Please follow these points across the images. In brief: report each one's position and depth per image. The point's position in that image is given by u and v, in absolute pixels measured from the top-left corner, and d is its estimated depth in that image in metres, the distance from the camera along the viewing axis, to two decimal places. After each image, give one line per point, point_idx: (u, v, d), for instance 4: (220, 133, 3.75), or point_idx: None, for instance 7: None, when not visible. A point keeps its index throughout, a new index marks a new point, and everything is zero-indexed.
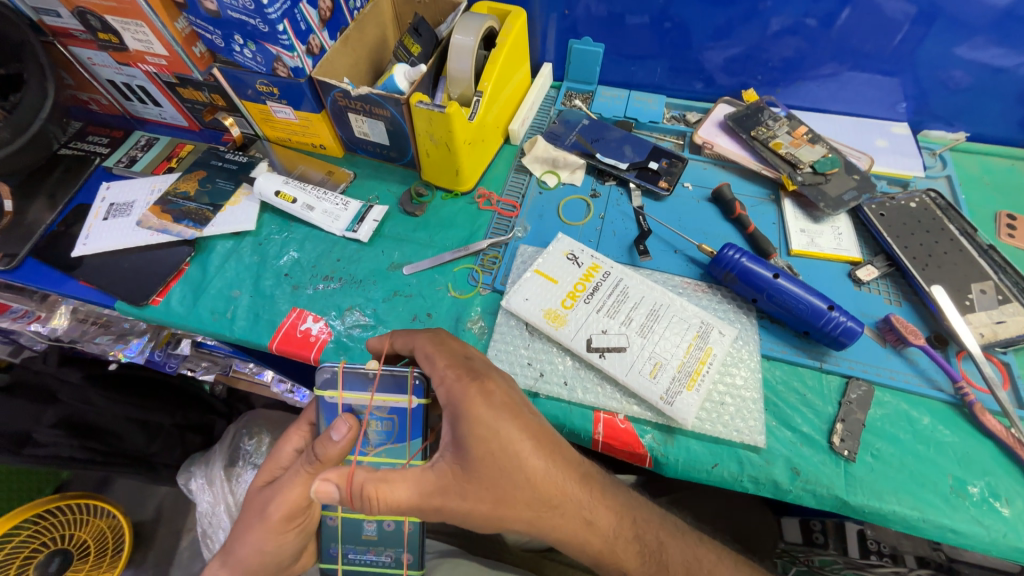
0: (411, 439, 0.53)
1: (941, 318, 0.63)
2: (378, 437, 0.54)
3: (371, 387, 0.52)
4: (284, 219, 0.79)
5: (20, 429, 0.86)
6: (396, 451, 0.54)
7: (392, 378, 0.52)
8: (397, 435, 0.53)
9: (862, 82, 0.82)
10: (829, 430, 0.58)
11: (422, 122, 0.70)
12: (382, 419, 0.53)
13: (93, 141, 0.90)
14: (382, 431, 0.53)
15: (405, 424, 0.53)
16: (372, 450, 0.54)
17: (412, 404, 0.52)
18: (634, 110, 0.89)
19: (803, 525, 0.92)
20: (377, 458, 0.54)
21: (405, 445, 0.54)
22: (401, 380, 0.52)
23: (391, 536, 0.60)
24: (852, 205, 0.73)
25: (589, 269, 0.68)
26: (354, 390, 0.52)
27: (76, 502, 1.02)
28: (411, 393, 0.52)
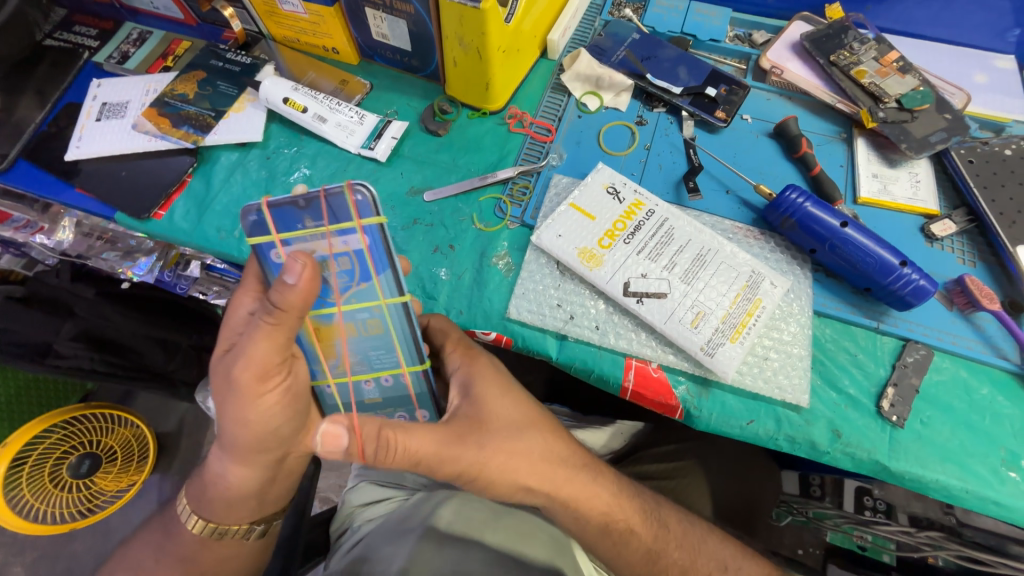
0: (378, 276, 0.41)
1: (1021, 280, 0.57)
2: (342, 282, 0.42)
3: (309, 216, 0.39)
4: (294, 132, 0.71)
5: (41, 340, 0.84)
6: (367, 294, 0.42)
7: (335, 201, 0.38)
8: (360, 273, 0.41)
9: (971, 1, 0.69)
10: (878, 393, 0.54)
11: (451, 21, 0.60)
12: (337, 259, 0.40)
13: (81, 32, 0.81)
14: (343, 273, 0.41)
15: (366, 256, 0.40)
16: (341, 299, 0.42)
17: (364, 230, 0.39)
18: (693, 25, 0.77)
19: (802, 479, 0.93)
20: (351, 307, 0.43)
21: (374, 284, 0.42)
22: (339, 199, 0.37)
23: None
24: (939, 149, 0.63)
25: (631, 205, 0.61)
26: (290, 227, 0.39)
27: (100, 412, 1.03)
28: (358, 215, 0.38)
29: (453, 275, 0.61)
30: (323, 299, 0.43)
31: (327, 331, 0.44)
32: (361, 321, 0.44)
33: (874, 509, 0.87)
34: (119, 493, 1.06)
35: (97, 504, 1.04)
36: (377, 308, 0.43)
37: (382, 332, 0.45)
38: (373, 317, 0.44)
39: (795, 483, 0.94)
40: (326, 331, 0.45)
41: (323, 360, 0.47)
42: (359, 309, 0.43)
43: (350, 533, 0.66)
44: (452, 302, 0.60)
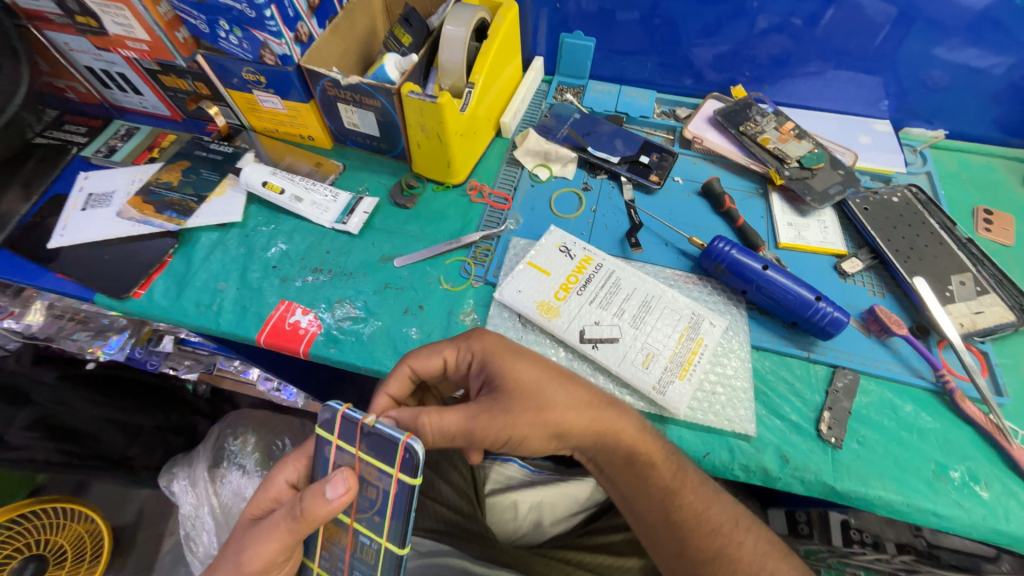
0: (392, 521, 0.47)
1: (923, 308, 0.65)
2: (363, 502, 0.48)
3: (362, 442, 0.47)
4: (272, 211, 0.77)
5: None
6: (376, 526, 0.48)
7: (385, 441, 0.46)
8: (380, 509, 0.47)
9: (846, 80, 0.84)
10: (817, 417, 0.59)
11: (413, 112, 0.69)
12: (368, 484, 0.47)
13: (71, 130, 0.87)
14: (369, 499, 0.48)
15: (390, 500, 0.46)
16: (357, 515, 0.49)
17: (398, 481, 0.45)
18: (625, 104, 0.90)
19: (789, 516, 0.98)
20: (361, 525, 0.49)
21: (387, 524, 0.47)
22: (391, 446, 0.45)
23: None
24: (838, 200, 0.74)
25: (581, 261, 0.68)
26: (348, 439, 0.48)
27: (52, 506, 1.00)
28: (399, 467, 0.45)
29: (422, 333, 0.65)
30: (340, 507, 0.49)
31: (333, 529, 0.51)
32: (361, 541, 0.49)
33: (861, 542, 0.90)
34: None
35: None
36: (378, 542, 0.48)
37: (372, 564, 0.49)
38: (371, 548, 0.48)
39: (782, 521, 0.98)
40: (332, 529, 0.51)
41: (319, 548, 0.52)
42: (365, 532, 0.49)
43: None
44: None
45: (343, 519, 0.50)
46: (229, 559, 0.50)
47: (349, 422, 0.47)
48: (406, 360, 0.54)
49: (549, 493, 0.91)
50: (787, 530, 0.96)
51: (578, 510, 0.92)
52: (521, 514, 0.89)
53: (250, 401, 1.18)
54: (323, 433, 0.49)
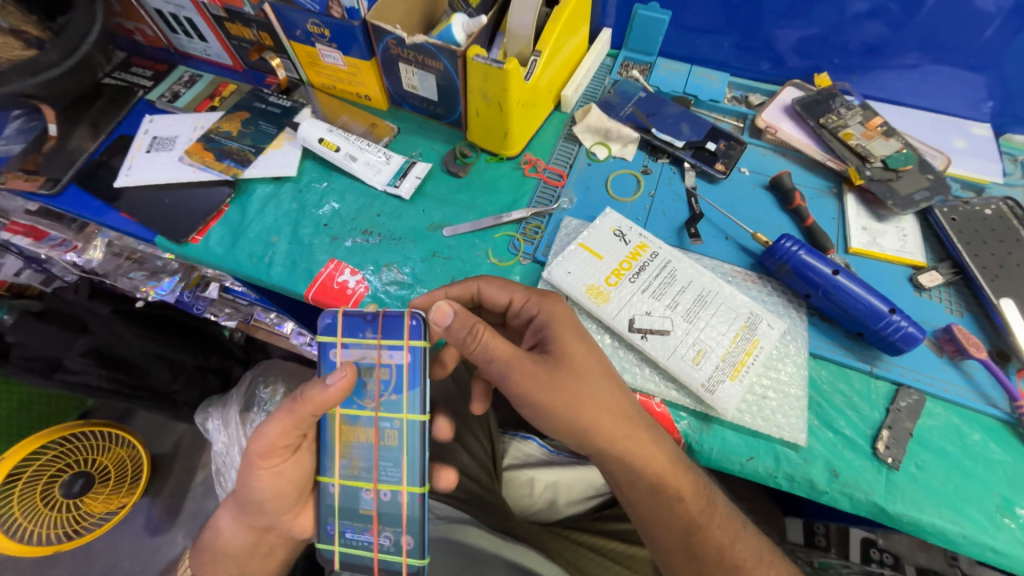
0: (410, 391, 0.49)
1: (1007, 333, 0.60)
2: (379, 389, 0.50)
3: (373, 330, 0.50)
4: (325, 168, 0.77)
5: (51, 354, 0.89)
6: (396, 405, 0.49)
7: (392, 321, 0.49)
8: (395, 386, 0.49)
9: (946, 76, 0.76)
10: (874, 436, 0.56)
11: (477, 77, 0.67)
12: (381, 366, 0.50)
13: (137, 72, 0.89)
14: (382, 382, 0.50)
15: (403, 370, 0.49)
16: (375, 405, 0.50)
17: (410, 349, 0.49)
18: (694, 86, 0.84)
19: (807, 527, 0.95)
20: (381, 412, 0.50)
21: (404, 399, 0.49)
22: (400, 324, 0.49)
23: (389, 511, 0.50)
24: (923, 206, 0.68)
25: (636, 247, 0.65)
26: (354, 332, 0.50)
27: (97, 430, 1.06)
28: (409, 336, 0.49)
29: None
30: (357, 401, 0.50)
31: (350, 429, 0.51)
32: (383, 429, 0.50)
33: (880, 562, 0.85)
34: (106, 516, 1.08)
35: (82, 526, 1.06)
36: (399, 421, 0.49)
37: (397, 446, 0.49)
38: (394, 429, 0.49)
39: (800, 532, 0.95)
40: (349, 429, 0.51)
41: (337, 455, 0.51)
42: (386, 418, 0.50)
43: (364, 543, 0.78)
44: None
45: (360, 415, 0.50)
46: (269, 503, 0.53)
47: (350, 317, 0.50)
48: (479, 280, 0.57)
49: (566, 475, 0.89)
50: (803, 540, 0.93)
51: (593, 495, 0.92)
52: (537, 492, 0.88)
53: (286, 354, 1.21)
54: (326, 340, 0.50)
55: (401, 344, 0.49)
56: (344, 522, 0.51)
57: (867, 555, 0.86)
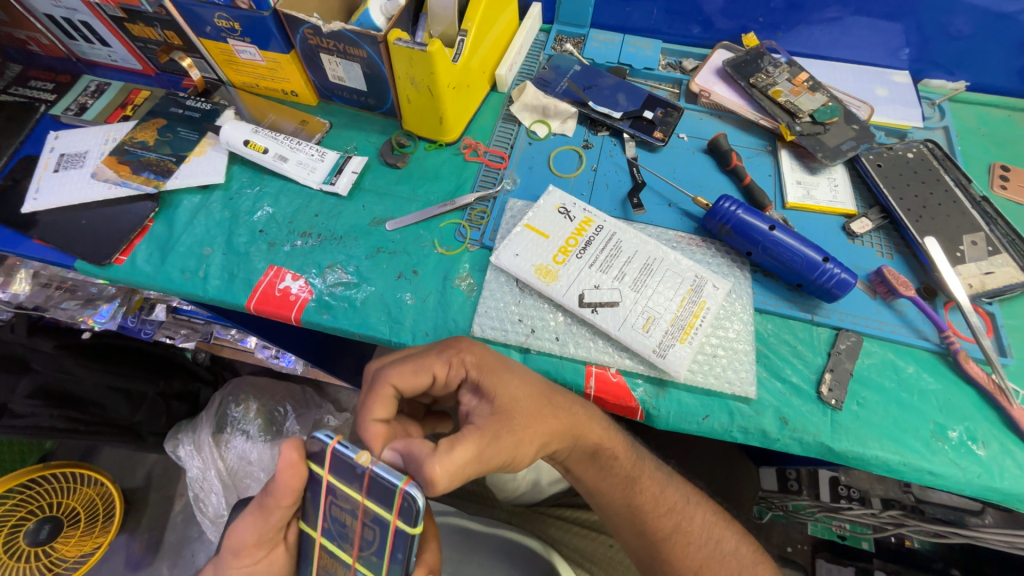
0: (390, 560, 0.43)
1: (932, 269, 0.63)
2: (359, 541, 0.45)
3: (358, 481, 0.43)
4: (256, 172, 0.73)
5: None
6: (372, 567, 0.44)
7: (380, 486, 0.41)
8: (376, 549, 0.44)
9: (864, 27, 0.78)
10: (818, 380, 0.58)
11: (402, 63, 0.64)
12: (365, 526, 0.44)
13: (37, 86, 0.82)
14: (366, 537, 0.44)
15: (385, 543, 0.42)
16: (355, 554, 0.46)
17: (394, 524, 0.41)
18: (629, 55, 0.84)
19: (779, 473, 1.00)
20: (358, 566, 0.46)
21: (384, 563, 0.44)
22: (386, 495, 0.41)
23: None
24: (850, 156, 0.71)
25: (581, 222, 0.65)
26: (341, 474, 0.44)
27: (65, 471, 1.01)
28: (396, 511, 0.41)
29: (417, 299, 0.63)
30: (337, 539, 0.47)
31: (328, 558, 0.48)
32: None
33: (848, 498, 0.91)
34: (82, 557, 1.01)
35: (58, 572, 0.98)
36: None
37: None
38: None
39: (773, 479, 1.01)
40: (326, 560, 0.48)
41: (313, 574, 0.50)
42: (364, 572, 0.45)
43: None
44: (417, 324, 0.62)
45: (340, 553, 0.47)
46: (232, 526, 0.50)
47: (342, 456, 0.43)
48: (389, 380, 0.50)
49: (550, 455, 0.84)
50: (778, 487, 0.99)
51: None
52: (520, 476, 0.82)
53: (252, 369, 1.18)
54: (318, 469, 0.46)
55: (386, 515, 0.41)
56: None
57: (837, 492, 0.93)
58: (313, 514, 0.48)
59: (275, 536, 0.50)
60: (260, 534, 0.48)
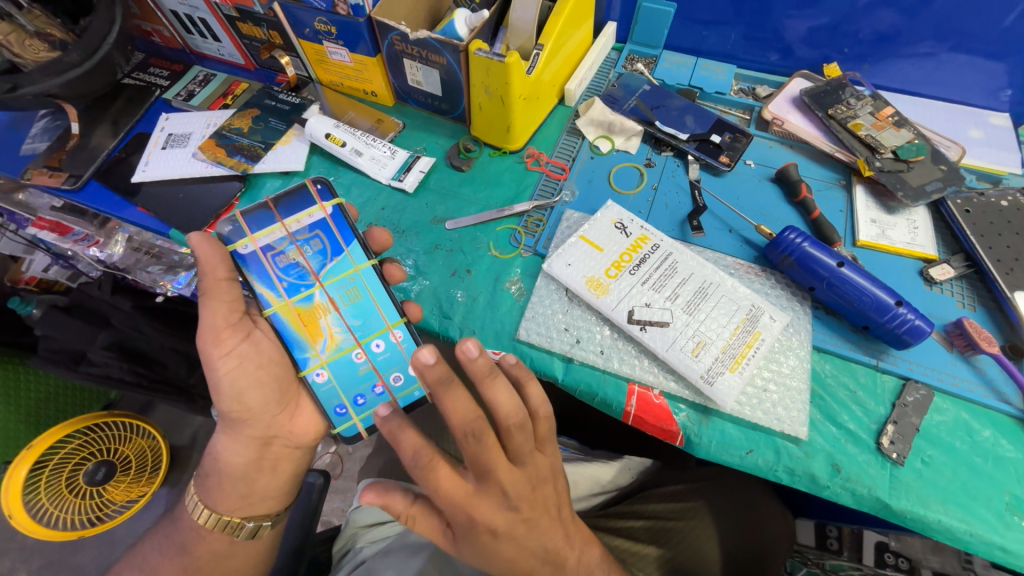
0: (346, 246, 0.56)
1: (1021, 328, 0.58)
2: (315, 265, 0.55)
3: (279, 213, 0.54)
4: (332, 163, 0.79)
5: (78, 347, 0.92)
6: (339, 266, 0.56)
7: (296, 198, 0.54)
8: (331, 251, 0.56)
9: (961, 64, 0.74)
10: (878, 430, 0.55)
11: (479, 72, 0.67)
12: (311, 241, 0.55)
13: (154, 73, 0.92)
14: (316, 253, 0.55)
15: (334, 238, 0.56)
16: (320, 277, 0.56)
17: (326, 212, 0.55)
18: (700, 78, 0.84)
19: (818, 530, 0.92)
20: (329, 283, 0.56)
21: (344, 252, 0.56)
22: (311, 201, 0.54)
23: (387, 357, 0.58)
24: (935, 197, 0.67)
25: (637, 239, 0.65)
26: (265, 225, 0.53)
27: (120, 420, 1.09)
28: (320, 201, 0.55)
29: (468, 297, 0.65)
30: (301, 281, 0.55)
31: (308, 313, 0.55)
32: (337, 293, 0.56)
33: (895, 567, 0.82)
34: (128, 503, 1.10)
35: (106, 513, 1.08)
36: (352, 276, 0.57)
37: (359, 300, 0.57)
38: (352, 286, 0.57)
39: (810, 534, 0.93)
40: (309, 312, 0.55)
41: (311, 342, 0.55)
42: (334, 284, 0.56)
43: (351, 552, 0.79)
44: (466, 322, 0.64)
45: (312, 290, 0.55)
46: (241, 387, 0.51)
47: (246, 213, 0.52)
48: None
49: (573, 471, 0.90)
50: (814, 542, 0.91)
51: (597, 493, 0.93)
52: None
53: None
54: (236, 247, 0.52)
55: (320, 213, 0.55)
56: (351, 392, 0.57)
57: (882, 559, 0.84)
58: (269, 291, 0.54)
59: (245, 321, 0.52)
60: (227, 316, 0.50)
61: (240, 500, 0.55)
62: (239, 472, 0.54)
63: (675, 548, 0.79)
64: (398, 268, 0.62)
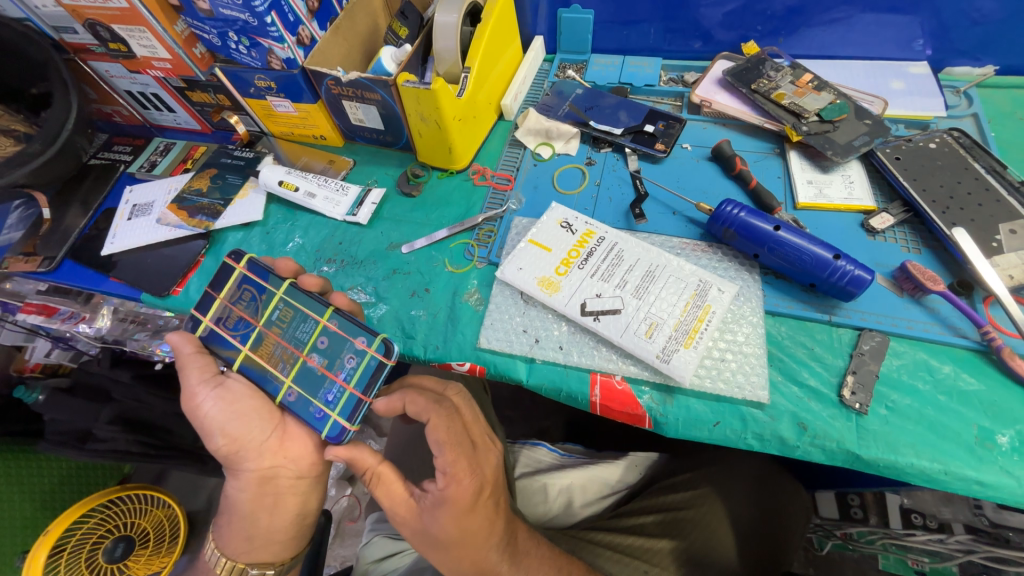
0: (267, 282, 0.56)
1: (965, 263, 0.59)
2: (250, 311, 0.56)
3: (215, 291, 0.57)
4: (289, 209, 0.82)
5: (82, 426, 0.95)
6: (266, 300, 0.55)
7: (218, 274, 0.57)
8: (257, 293, 0.56)
9: (871, 22, 0.77)
10: (839, 383, 0.55)
11: (411, 101, 0.71)
12: (242, 295, 0.56)
13: (118, 150, 0.97)
14: (249, 302, 0.56)
15: (255, 279, 0.56)
16: (259, 318, 0.55)
17: (242, 267, 0.57)
18: (629, 75, 0.87)
19: (840, 499, 0.87)
20: (265, 317, 0.55)
21: (267, 287, 0.56)
22: (228, 269, 0.57)
23: (333, 346, 0.53)
24: (864, 151, 0.69)
25: (583, 235, 0.67)
26: (211, 306, 0.57)
27: (135, 493, 1.10)
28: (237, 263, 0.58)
29: (429, 315, 0.67)
30: (247, 332, 0.55)
31: (261, 350, 0.54)
32: (275, 321, 0.55)
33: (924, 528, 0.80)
34: None
35: None
36: (280, 302, 0.55)
37: (294, 315, 0.54)
38: (282, 308, 0.55)
39: (833, 505, 0.88)
40: (262, 351, 0.54)
41: (274, 370, 0.53)
42: (271, 315, 0.55)
43: None
44: (429, 338, 0.65)
45: (255, 332, 0.55)
46: (211, 434, 0.52)
47: (196, 305, 0.57)
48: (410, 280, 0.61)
49: (579, 476, 0.86)
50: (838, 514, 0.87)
51: (607, 493, 0.88)
52: (551, 496, 0.84)
53: None
54: (203, 333, 0.57)
55: (238, 272, 0.57)
56: (321, 393, 0.52)
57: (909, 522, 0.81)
58: (232, 354, 0.55)
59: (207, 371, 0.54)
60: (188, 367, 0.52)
61: (243, 546, 0.57)
62: (247, 512, 0.55)
63: (690, 539, 0.74)
64: (313, 277, 0.59)
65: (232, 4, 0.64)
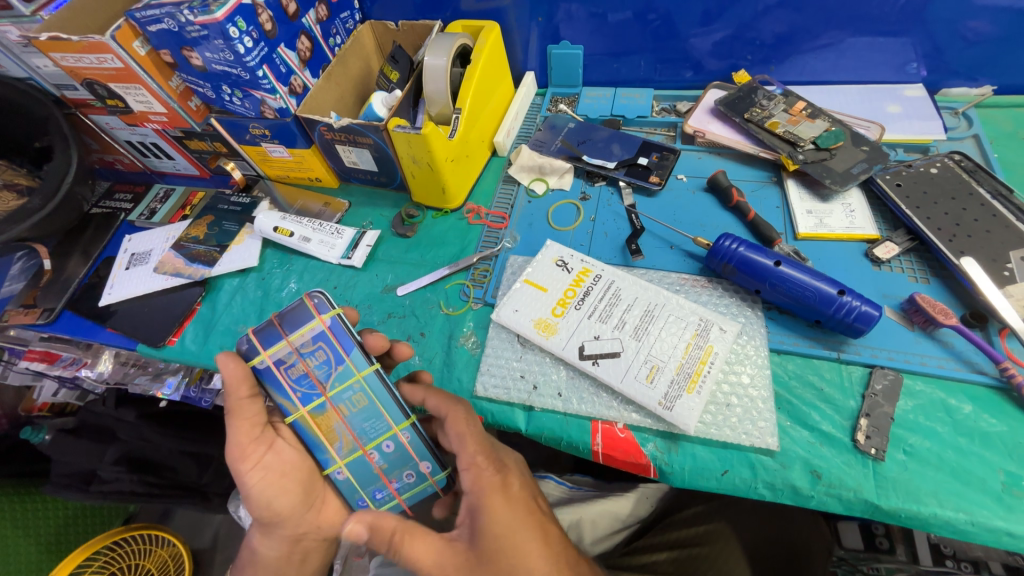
0: (349, 355, 0.50)
1: (977, 293, 0.57)
2: (321, 374, 0.50)
3: (284, 330, 0.49)
4: (284, 253, 0.82)
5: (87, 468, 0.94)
6: (344, 375, 0.50)
7: (293, 312, 0.49)
8: (334, 360, 0.50)
9: (863, 47, 0.76)
10: (852, 426, 0.53)
11: (403, 146, 0.70)
12: (316, 353, 0.50)
13: (119, 198, 0.98)
14: (321, 366, 0.50)
15: (335, 347, 0.50)
16: (329, 389, 0.50)
17: (326, 323, 0.50)
18: (621, 107, 0.87)
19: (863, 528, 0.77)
20: (336, 391, 0.50)
21: (348, 363, 0.50)
22: (309, 316, 0.49)
23: (397, 457, 0.53)
24: (864, 178, 0.67)
25: (579, 273, 0.66)
26: (273, 342, 0.49)
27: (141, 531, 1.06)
28: (319, 314, 0.50)
29: (425, 360, 0.66)
30: (313, 392, 0.50)
31: (322, 419, 0.50)
32: (346, 400, 0.50)
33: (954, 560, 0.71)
34: None
35: None
36: (357, 385, 0.50)
37: (368, 407, 0.51)
38: (358, 393, 0.50)
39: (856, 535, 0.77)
40: (323, 419, 0.51)
41: (328, 446, 0.51)
42: (342, 392, 0.50)
43: None
44: None
45: (321, 401, 0.50)
46: None
47: (255, 331, 0.49)
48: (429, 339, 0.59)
49: (589, 509, 0.82)
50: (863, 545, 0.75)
51: (620, 528, 0.84)
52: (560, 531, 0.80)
53: None
54: (255, 363, 0.49)
55: (319, 325, 0.49)
56: (370, 488, 0.54)
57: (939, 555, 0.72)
58: (285, 402, 0.50)
59: None
60: None
61: None
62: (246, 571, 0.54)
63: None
64: (378, 337, 0.55)
65: (224, 60, 0.65)
